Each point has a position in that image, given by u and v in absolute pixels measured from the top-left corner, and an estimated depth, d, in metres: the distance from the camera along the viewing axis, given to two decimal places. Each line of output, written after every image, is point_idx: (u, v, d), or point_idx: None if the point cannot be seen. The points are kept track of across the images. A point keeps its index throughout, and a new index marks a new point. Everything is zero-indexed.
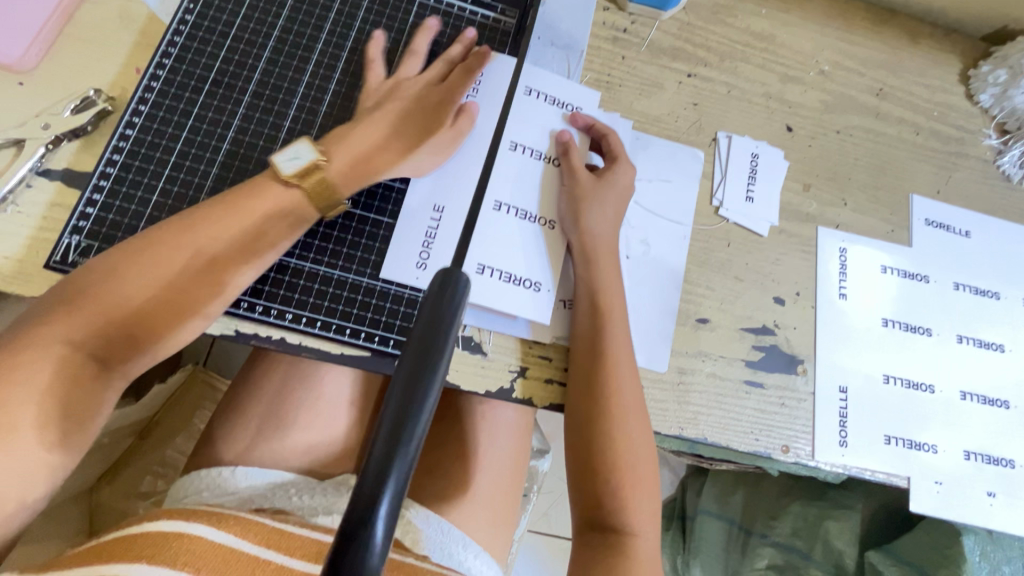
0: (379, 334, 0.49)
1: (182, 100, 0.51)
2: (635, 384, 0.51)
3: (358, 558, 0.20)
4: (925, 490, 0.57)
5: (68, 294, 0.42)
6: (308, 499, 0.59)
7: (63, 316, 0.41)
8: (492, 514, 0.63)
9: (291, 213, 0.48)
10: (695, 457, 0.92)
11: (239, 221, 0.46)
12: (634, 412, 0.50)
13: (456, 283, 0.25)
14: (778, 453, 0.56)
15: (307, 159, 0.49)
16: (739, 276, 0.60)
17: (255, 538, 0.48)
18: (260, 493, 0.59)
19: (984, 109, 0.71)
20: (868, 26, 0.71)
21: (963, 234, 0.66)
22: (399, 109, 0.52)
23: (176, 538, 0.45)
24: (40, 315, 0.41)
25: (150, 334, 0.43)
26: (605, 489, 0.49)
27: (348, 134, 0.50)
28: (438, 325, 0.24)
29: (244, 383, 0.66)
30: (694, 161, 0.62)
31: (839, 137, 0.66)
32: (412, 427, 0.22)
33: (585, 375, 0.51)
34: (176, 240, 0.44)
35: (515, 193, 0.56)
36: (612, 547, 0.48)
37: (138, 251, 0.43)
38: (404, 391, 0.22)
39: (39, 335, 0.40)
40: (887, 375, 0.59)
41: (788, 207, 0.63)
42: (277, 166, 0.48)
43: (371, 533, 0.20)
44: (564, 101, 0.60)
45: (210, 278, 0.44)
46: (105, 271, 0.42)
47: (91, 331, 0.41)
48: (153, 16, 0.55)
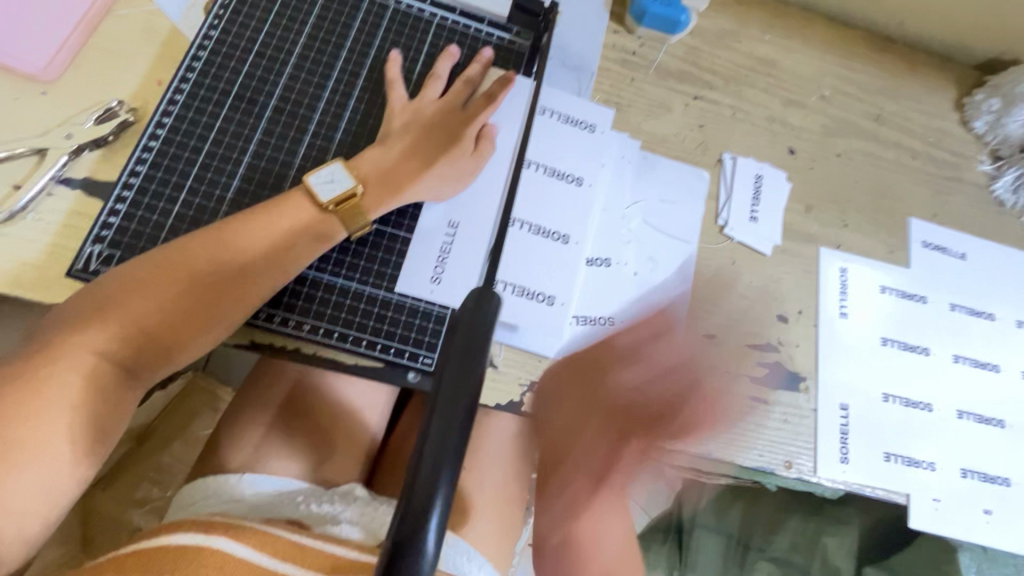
0: (394, 346, 0.50)
1: (205, 113, 0.52)
2: None
3: (416, 549, 0.23)
4: (924, 508, 0.58)
5: (99, 303, 0.43)
6: (317, 507, 0.58)
7: (92, 325, 0.42)
8: (495, 525, 0.63)
9: (316, 229, 0.49)
10: (694, 471, 0.93)
11: (267, 236, 0.47)
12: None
13: (488, 301, 0.29)
14: (781, 468, 0.57)
15: (344, 185, 0.50)
16: (743, 294, 0.61)
17: (273, 551, 0.48)
18: (268, 500, 0.58)
19: (978, 136, 0.73)
20: (867, 53, 0.74)
21: (958, 256, 0.68)
22: (427, 136, 0.54)
23: (195, 551, 0.46)
24: (70, 324, 0.42)
25: (176, 343, 0.45)
26: None
27: (378, 157, 0.52)
28: (474, 338, 0.27)
29: (252, 391, 0.67)
30: (699, 180, 0.63)
31: (839, 160, 0.68)
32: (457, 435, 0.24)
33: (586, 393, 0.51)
34: (207, 254, 0.45)
35: (530, 209, 0.58)
36: None
37: (168, 263, 0.45)
38: (448, 407, 0.25)
39: (68, 343, 0.41)
40: (886, 393, 0.61)
41: (790, 227, 0.64)
42: (315, 192, 0.49)
43: (426, 527, 0.23)
44: (577, 119, 0.62)
45: (235, 291, 0.46)
46: (139, 281, 0.44)
47: (123, 340, 0.42)
48: (176, 29, 0.56)
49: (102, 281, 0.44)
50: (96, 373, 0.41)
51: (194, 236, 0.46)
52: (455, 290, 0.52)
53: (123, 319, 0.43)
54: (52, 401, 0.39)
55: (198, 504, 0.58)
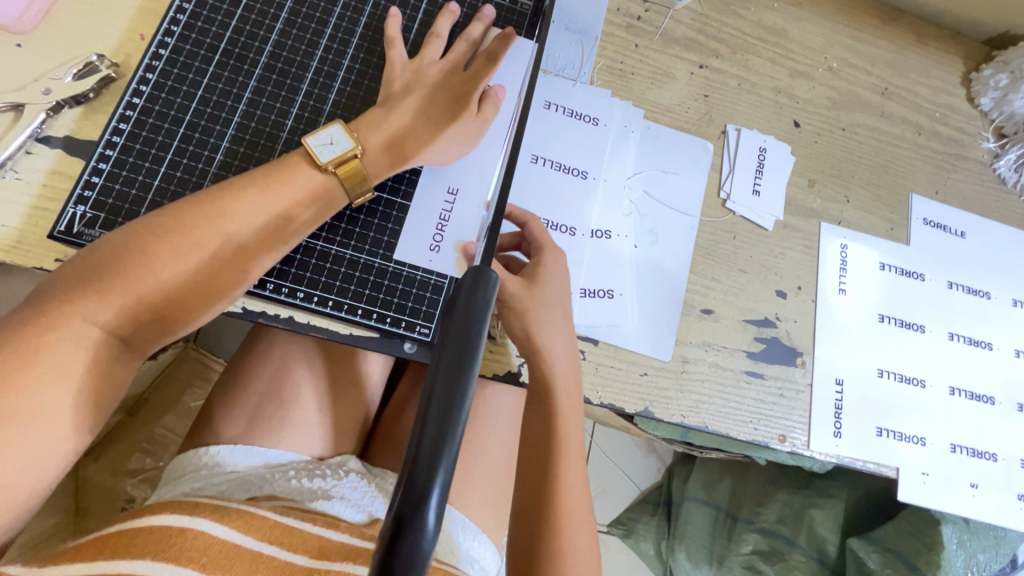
0: (390, 316, 0.49)
1: (192, 69, 0.50)
2: (573, 365, 0.50)
3: (414, 543, 0.21)
4: (913, 480, 0.59)
5: (94, 270, 0.41)
6: (307, 482, 0.58)
7: (88, 296, 0.40)
8: (487, 494, 0.63)
9: (318, 194, 0.47)
10: (685, 446, 0.94)
11: (268, 204, 0.45)
12: (576, 416, 0.50)
13: (487, 280, 0.26)
14: (775, 442, 0.57)
15: (344, 147, 0.48)
16: (744, 268, 0.60)
17: (258, 534, 0.48)
18: (257, 473, 0.58)
19: (984, 112, 0.72)
20: (876, 24, 0.72)
21: (958, 234, 0.67)
22: (431, 98, 0.52)
23: (180, 533, 0.45)
24: (63, 291, 0.40)
25: (176, 316, 0.43)
26: (542, 473, 0.48)
27: (384, 118, 0.50)
28: (474, 312, 0.25)
29: (245, 360, 0.66)
30: (703, 153, 0.62)
31: (844, 134, 0.67)
32: (460, 405, 0.23)
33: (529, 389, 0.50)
34: (205, 219, 0.43)
35: (537, 202, 0.56)
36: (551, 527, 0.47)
37: (165, 228, 0.43)
38: (451, 371, 0.23)
39: (64, 314, 0.39)
40: (881, 369, 0.61)
41: (792, 202, 0.64)
42: (314, 154, 0.47)
43: (424, 519, 0.21)
44: (581, 113, 0.60)
45: (236, 261, 0.44)
46: (134, 247, 0.42)
47: (123, 310, 0.41)
48: None
49: (95, 247, 0.42)
50: (95, 341, 0.40)
51: (190, 202, 0.44)
52: (454, 259, 0.51)
53: (120, 288, 0.41)
54: (45, 373, 0.38)
55: (189, 477, 0.58)
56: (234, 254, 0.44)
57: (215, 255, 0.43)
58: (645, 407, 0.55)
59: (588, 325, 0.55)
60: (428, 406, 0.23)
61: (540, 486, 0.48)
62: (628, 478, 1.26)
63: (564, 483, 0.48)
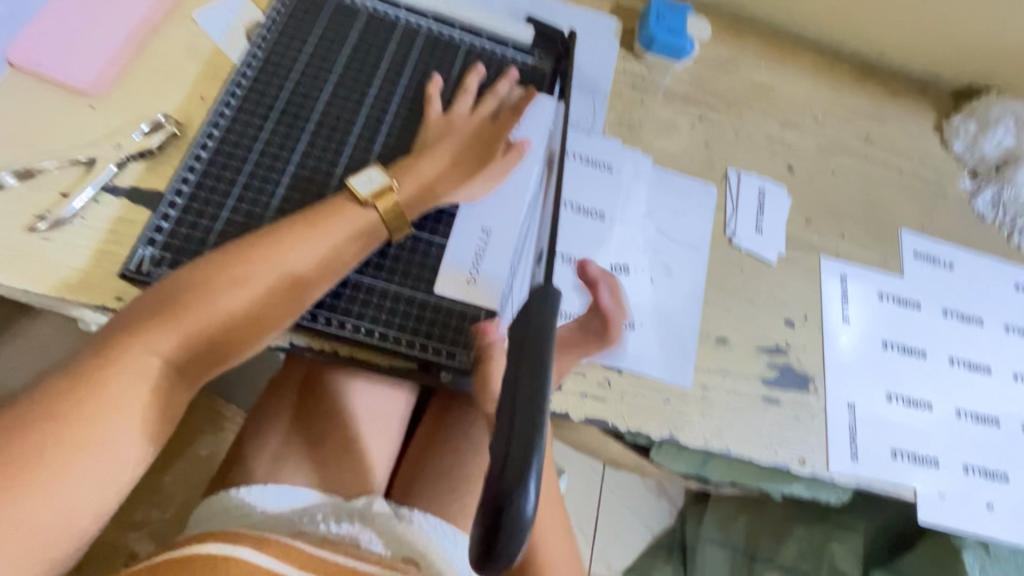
0: (431, 346, 0.52)
1: (252, 126, 0.55)
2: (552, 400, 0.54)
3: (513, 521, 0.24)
4: (930, 502, 0.61)
5: (172, 302, 0.44)
6: (336, 526, 0.57)
7: (154, 327, 0.43)
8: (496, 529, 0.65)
9: (366, 232, 0.51)
10: (700, 481, 0.95)
11: (321, 241, 0.49)
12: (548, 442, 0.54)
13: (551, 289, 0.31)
14: (796, 465, 0.59)
15: (381, 181, 0.52)
16: (752, 299, 0.64)
17: (298, 561, 0.47)
18: (285, 515, 0.58)
19: (958, 155, 0.79)
20: (853, 80, 0.80)
21: (947, 265, 0.72)
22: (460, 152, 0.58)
23: (225, 560, 0.44)
24: (132, 322, 0.43)
25: (231, 345, 0.47)
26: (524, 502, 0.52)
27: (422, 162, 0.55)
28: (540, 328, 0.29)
29: (277, 398, 0.69)
30: (708, 195, 0.68)
31: (834, 176, 0.74)
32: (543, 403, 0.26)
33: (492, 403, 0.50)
34: (264, 259, 0.47)
35: (561, 241, 0.61)
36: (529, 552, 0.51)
37: (234, 262, 0.46)
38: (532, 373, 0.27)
39: (131, 345, 0.42)
40: (890, 393, 0.64)
41: (792, 238, 0.69)
42: (354, 189, 0.52)
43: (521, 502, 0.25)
44: (596, 160, 0.65)
45: (289, 294, 0.48)
46: (207, 281, 0.45)
47: (191, 343, 0.44)
48: (218, 50, 0.59)
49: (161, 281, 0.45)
50: (151, 376, 0.42)
51: (251, 239, 0.48)
52: (489, 292, 0.55)
53: (193, 320, 0.44)
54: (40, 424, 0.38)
55: (218, 517, 0.58)
56: (289, 288, 0.48)
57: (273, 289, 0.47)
58: (670, 434, 0.57)
59: (613, 354, 0.58)
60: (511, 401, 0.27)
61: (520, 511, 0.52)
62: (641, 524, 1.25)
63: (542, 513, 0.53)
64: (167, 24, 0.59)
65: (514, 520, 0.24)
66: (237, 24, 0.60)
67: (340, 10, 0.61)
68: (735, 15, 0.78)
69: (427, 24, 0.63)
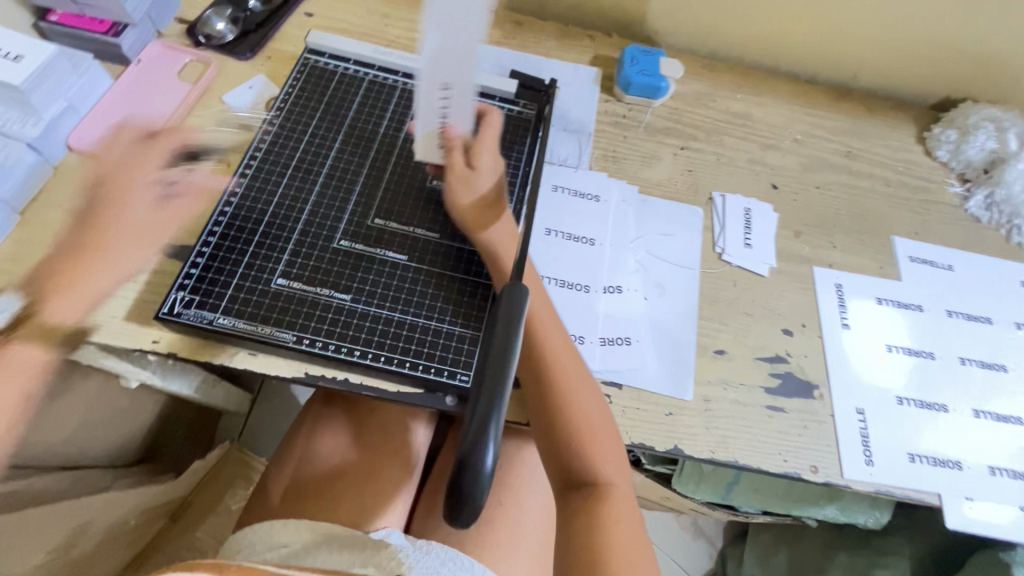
0: (434, 369, 0.55)
1: (270, 183, 0.62)
2: (571, 360, 0.55)
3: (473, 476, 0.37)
4: (960, 507, 0.59)
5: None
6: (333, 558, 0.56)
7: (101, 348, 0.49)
8: (529, 525, 0.67)
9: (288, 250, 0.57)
10: (730, 511, 0.92)
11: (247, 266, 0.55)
12: (583, 391, 0.54)
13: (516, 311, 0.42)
14: (808, 473, 0.58)
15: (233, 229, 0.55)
16: (748, 311, 0.66)
17: None
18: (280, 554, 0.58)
19: (944, 162, 0.81)
20: (829, 102, 0.84)
21: (946, 268, 0.73)
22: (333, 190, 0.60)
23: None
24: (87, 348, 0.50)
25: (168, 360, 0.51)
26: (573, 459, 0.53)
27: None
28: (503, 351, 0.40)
29: (296, 436, 0.73)
30: (694, 216, 0.71)
31: (819, 191, 0.76)
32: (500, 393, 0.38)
33: (539, 388, 0.54)
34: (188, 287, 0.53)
35: (555, 267, 0.65)
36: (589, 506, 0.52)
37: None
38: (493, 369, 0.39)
39: None
40: (901, 396, 0.63)
41: (782, 250, 0.71)
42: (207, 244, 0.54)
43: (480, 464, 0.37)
44: (584, 192, 0.70)
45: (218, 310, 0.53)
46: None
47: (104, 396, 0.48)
48: (242, 123, 0.68)
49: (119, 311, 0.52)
50: None
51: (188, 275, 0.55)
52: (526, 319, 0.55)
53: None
54: None
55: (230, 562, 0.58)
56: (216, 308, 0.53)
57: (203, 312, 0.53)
58: (675, 445, 0.58)
59: (610, 370, 0.60)
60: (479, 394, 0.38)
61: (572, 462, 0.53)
62: (680, 569, 1.20)
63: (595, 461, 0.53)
64: (200, 106, 0.68)
65: (473, 475, 0.37)
66: (258, 100, 0.70)
67: (345, 81, 0.70)
68: (708, 55, 0.85)
69: None
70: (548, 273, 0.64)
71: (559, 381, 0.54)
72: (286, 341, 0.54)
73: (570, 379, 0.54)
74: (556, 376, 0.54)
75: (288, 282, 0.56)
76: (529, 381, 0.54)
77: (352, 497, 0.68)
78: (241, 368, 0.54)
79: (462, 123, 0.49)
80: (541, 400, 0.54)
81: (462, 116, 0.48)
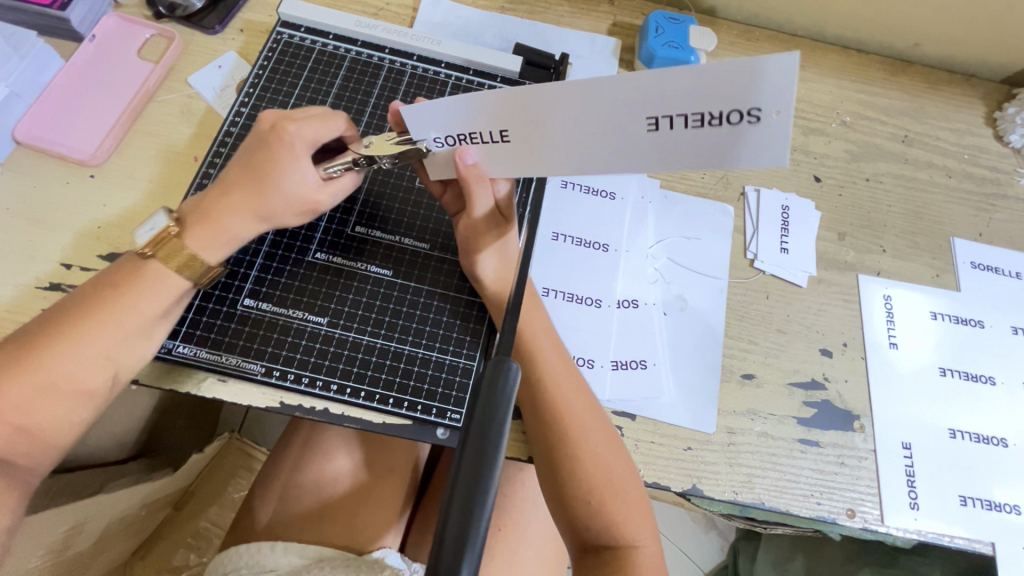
0: (420, 403, 0.49)
1: None
2: (587, 405, 0.49)
3: None
4: (1014, 558, 0.52)
5: (50, 336, 0.42)
6: None
7: None
8: (534, 562, 0.62)
9: (171, 296, 0.46)
10: (747, 522, 0.87)
11: (132, 309, 0.44)
12: (599, 439, 0.48)
13: (506, 376, 0.26)
14: (844, 518, 0.52)
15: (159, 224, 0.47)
16: (781, 328, 0.58)
17: None
18: None
19: (1016, 149, 0.70)
20: (886, 77, 0.73)
21: (1013, 276, 0.63)
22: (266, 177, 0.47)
23: None
24: None
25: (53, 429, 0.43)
26: (586, 516, 0.47)
27: (204, 204, 0.47)
28: (492, 417, 0.25)
29: (282, 453, 0.69)
30: (723, 216, 0.62)
31: (869, 184, 0.66)
32: (487, 476, 0.24)
33: (542, 436, 0.48)
34: (69, 344, 0.42)
35: (563, 279, 0.57)
36: (608, 566, 0.46)
37: (83, 316, 0.43)
38: (480, 441, 0.24)
39: None
40: (954, 429, 0.56)
41: (824, 256, 0.62)
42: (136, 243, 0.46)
43: None
44: (597, 189, 0.61)
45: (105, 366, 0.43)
46: (58, 329, 0.42)
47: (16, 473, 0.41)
48: (211, 109, 0.60)
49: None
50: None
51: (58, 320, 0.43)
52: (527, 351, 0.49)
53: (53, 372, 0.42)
54: None
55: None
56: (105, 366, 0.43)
57: (94, 375, 0.43)
58: (693, 485, 0.52)
59: (622, 399, 0.53)
60: (454, 483, 0.24)
61: (585, 518, 0.47)
62: (691, 564, 1.17)
63: (611, 516, 0.47)
64: (164, 89, 0.60)
65: None
66: (228, 82, 0.61)
67: (324, 60, 0.61)
68: (745, 21, 0.73)
69: (412, 65, 0.62)
70: (555, 286, 0.57)
71: (563, 427, 0.48)
72: (254, 372, 0.48)
73: (578, 426, 0.48)
74: (567, 432, 0.47)
75: (257, 303, 0.51)
76: (531, 424, 0.48)
77: (343, 521, 0.64)
78: (209, 397, 0.48)
79: (644, 100, 0.31)
80: (546, 447, 0.48)
81: (611, 97, 0.31)
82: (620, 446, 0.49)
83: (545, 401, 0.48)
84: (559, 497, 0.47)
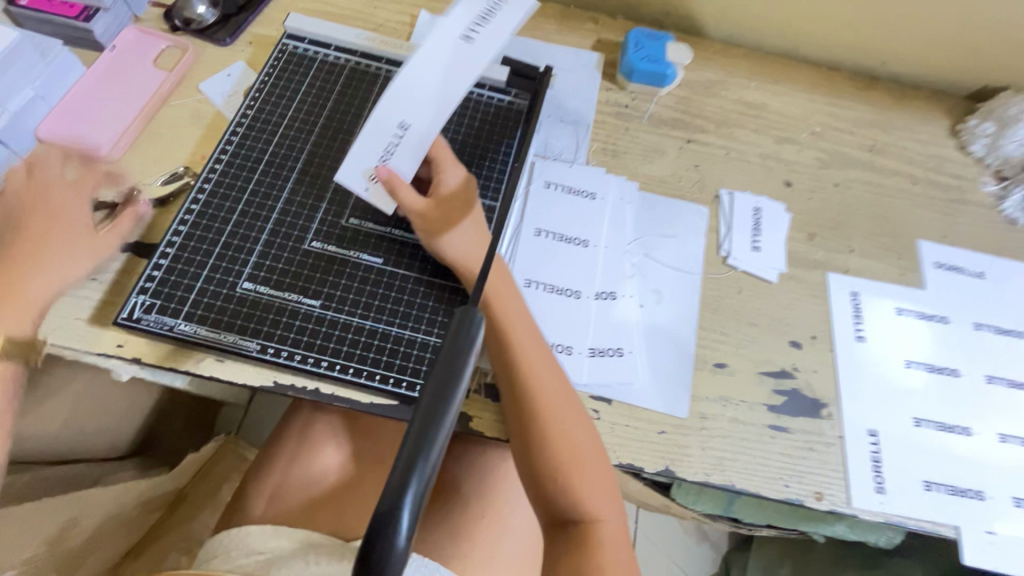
0: (406, 381, 0.52)
1: (240, 178, 0.59)
2: (561, 386, 0.52)
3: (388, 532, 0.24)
4: (976, 541, 0.54)
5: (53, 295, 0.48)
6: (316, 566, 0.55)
7: None
8: (516, 548, 0.64)
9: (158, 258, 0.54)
10: (733, 524, 0.88)
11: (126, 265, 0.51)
12: (571, 418, 0.51)
13: (473, 321, 0.29)
14: (812, 500, 0.54)
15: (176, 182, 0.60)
16: (753, 321, 0.61)
17: None
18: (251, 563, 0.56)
19: (979, 158, 0.74)
20: (854, 91, 0.77)
21: (976, 276, 0.67)
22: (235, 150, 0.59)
23: None
24: None
25: None
26: (557, 490, 0.50)
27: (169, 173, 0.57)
28: (458, 353, 0.28)
29: (276, 442, 0.72)
30: (698, 216, 0.66)
31: (838, 189, 0.70)
32: (449, 404, 0.26)
33: (517, 415, 0.51)
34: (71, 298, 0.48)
35: (544, 271, 0.61)
36: (578, 540, 0.49)
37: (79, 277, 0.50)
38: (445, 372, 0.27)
39: None
40: (918, 417, 0.58)
41: (794, 255, 0.65)
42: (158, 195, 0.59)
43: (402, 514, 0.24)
44: (579, 189, 0.65)
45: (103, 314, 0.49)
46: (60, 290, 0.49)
47: None
48: (219, 113, 0.65)
49: None
50: None
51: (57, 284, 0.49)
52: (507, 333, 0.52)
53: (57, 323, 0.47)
54: None
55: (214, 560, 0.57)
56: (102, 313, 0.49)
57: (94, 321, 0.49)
58: (666, 466, 0.54)
59: (599, 383, 0.56)
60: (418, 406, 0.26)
61: (556, 492, 0.50)
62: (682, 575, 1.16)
63: (582, 491, 0.49)
64: (176, 94, 0.65)
65: (387, 542, 0.24)
66: (237, 88, 0.66)
67: (325, 68, 0.66)
68: (721, 39, 0.78)
69: None
70: (536, 277, 0.60)
71: (538, 407, 0.50)
72: (250, 350, 0.51)
73: (551, 401, 0.51)
74: (540, 411, 0.50)
75: (255, 287, 0.54)
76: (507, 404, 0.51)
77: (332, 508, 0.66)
78: (207, 375, 0.51)
79: None
80: (521, 425, 0.51)
81: None
82: (592, 427, 0.52)
83: (521, 381, 0.51)
84: (533, 473, 0.50)
